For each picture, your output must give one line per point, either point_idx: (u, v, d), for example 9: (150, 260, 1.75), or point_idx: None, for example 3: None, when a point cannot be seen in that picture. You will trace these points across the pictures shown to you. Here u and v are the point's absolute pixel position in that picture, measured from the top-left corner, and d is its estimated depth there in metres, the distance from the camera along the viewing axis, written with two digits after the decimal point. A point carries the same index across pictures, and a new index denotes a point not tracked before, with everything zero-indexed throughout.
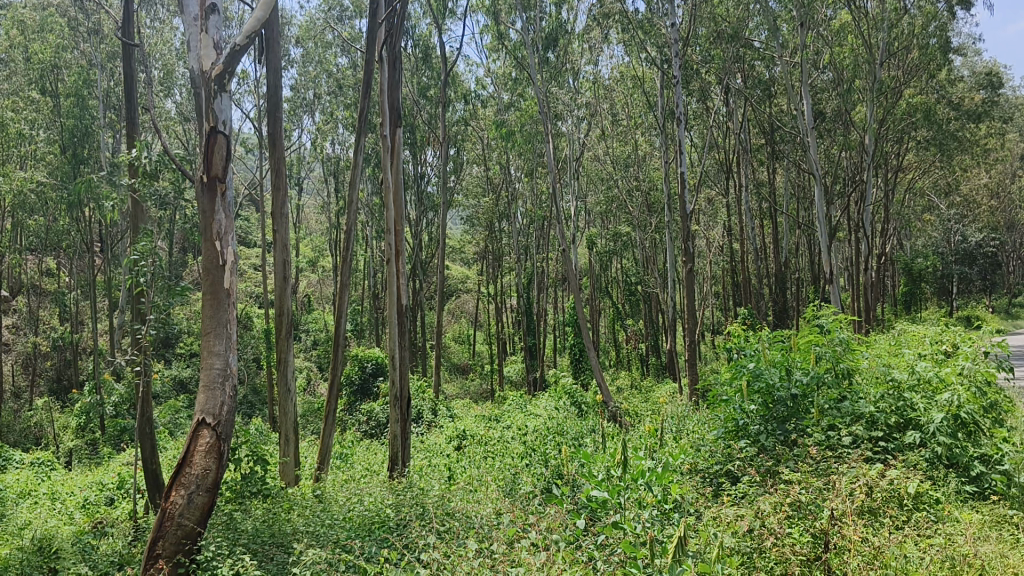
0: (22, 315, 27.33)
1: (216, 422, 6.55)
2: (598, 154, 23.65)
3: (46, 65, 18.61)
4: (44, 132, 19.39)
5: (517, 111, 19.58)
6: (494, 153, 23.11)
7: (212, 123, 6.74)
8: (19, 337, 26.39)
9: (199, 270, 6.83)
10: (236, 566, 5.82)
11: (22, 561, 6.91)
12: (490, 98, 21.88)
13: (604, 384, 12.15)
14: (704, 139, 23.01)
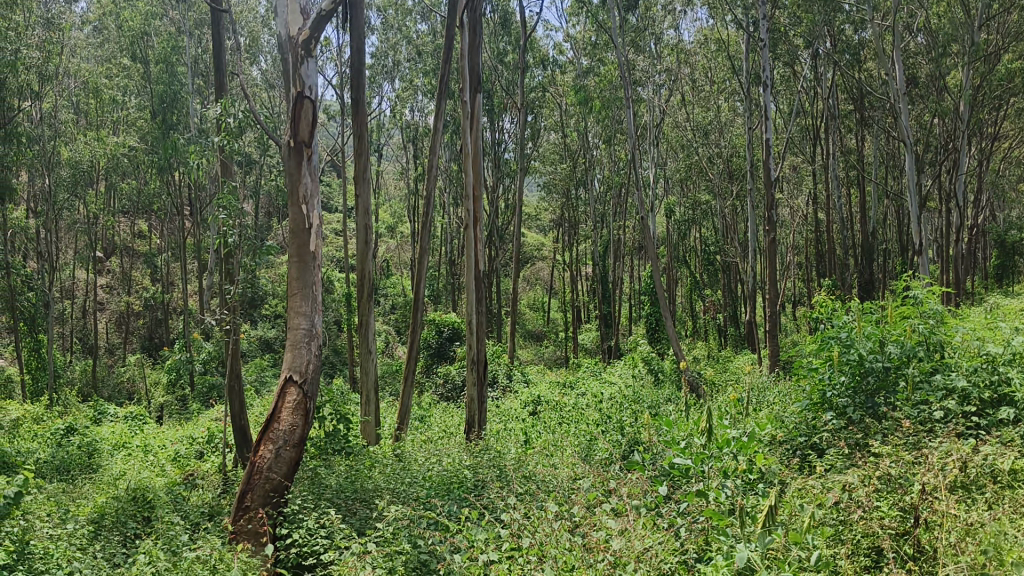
0: (116, 276, 28.54)
1: (303, 379, 6.86)
2: (678, 121, 23.29)
3: (137, 32, 19.00)
4: (137, 99, 20.13)
5: (597, 76, 19.43)
6: (573, 120, 22.97)
7: (299, 88, 6.90)
8: (112, 296, 27.59)
9: (286, 233, 7.03)
10: (321, 520, 6.05)
11: (118, 509, 7.27)
12: (567, 63, 21.76)
13: (682, 353, 12.08)
14: (789, 106, 22.43)
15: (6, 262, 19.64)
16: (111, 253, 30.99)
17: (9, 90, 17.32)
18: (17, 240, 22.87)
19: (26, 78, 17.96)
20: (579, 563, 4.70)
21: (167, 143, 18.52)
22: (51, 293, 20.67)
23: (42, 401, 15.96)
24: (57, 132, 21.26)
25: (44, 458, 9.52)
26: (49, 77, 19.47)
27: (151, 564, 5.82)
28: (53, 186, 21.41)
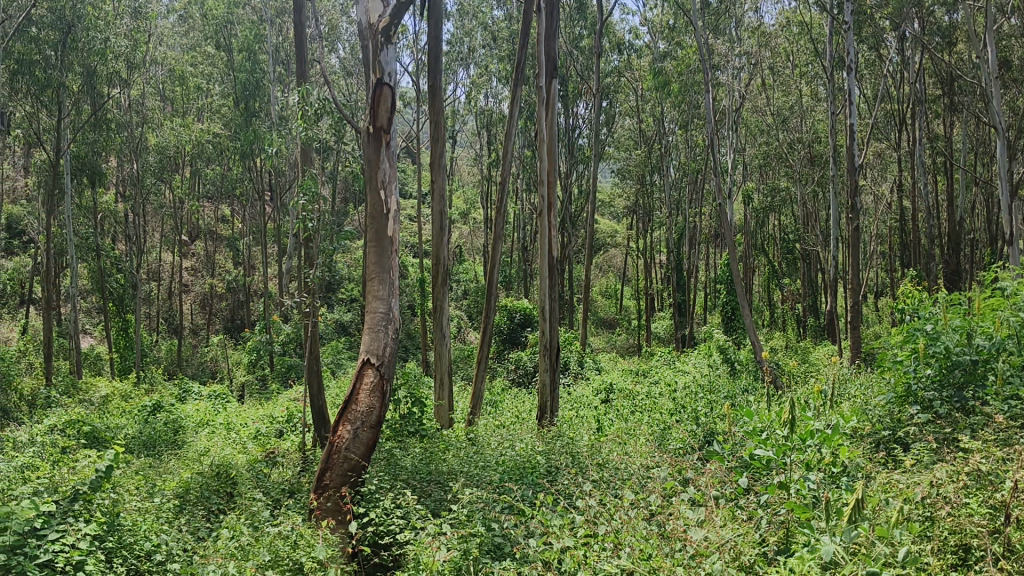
0: (200, 260, 29.52)
1: (379, 362, 6.98)
2: (758, 106, 22.77)
3: (220, 20, 19.49)
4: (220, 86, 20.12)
5: (674, 60, 19.38)
6: (649, 105, 22.70)
7: (378, 75, 6.98)
8: (196, 279, 28.56)
9: (364, 217, 7.16)
10: (398, 500, 6.17)
11: (201, 484, 7.55)
12: (644, 48, 21.53)
13: (759, 342, 11.88)
14: (872, 90, 21.74)
15: (97, 245, 20.50)
16: (195, 237, 32.07)
17: (101, 78, 18.01)
18: (108, 223, 23.85)
19: (117, 66, 18.63)
20: (656, 551, 4.70)
21: (249, 130, 19.44)
22: (140, 275, 21.50)
23: (133, 377, 16.67)
24: (145, 119, 22.02)
25: (133, 433, 9.91)
26: (138, 65, 20.16)
27: (234, 539, 6.05)
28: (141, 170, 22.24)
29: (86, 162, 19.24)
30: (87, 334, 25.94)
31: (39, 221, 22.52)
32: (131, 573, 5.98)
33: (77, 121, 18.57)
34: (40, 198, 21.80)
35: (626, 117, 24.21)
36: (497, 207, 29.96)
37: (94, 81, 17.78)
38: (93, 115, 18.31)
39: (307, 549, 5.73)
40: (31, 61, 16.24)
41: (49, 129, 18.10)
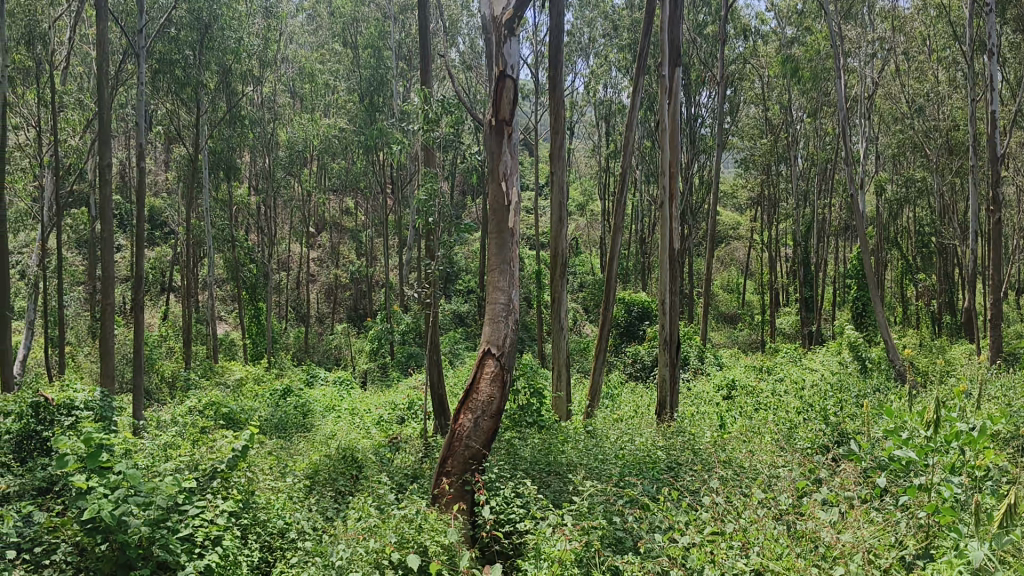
0: (327, 250, 30.62)
1: (500, 352, 7.07)
2: (892, 92, 21.70)
3: (348, 18, 20.14)
4: (346, 83, 20.72)
5: (804, 46, 18.72)
6: (775, 92, 22.03)
7: (501, 67, 7.04)
8: (324, 269, 29.69)
9: (486, 209, 7.26)
10: (519, 489, 6.27)
11: (329, 466, 7.87)
12: (771, 34, 20.83)
13: (895, 341, 11.37)
14: (1016, 75, 20.40)
15: (232, 236, 21.62)
16: (320, 229, 33.34)
17: (236, 75, 18.90)
18: (241, 215, 25.08)
19: (251, 64, 19.48)
20: (787, 551, 4.57)
21: (374, 124, 19.64)
22: (271, 265, 22.55)
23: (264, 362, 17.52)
24: (276, 115, 22.99)
25: (265, 416, 10.42)
26: (270, 63, 21.02)
27: (362, 521, 6.29)
28: (272, 165, 23.32)
29: (222, 156, 20.54)
30: (222, 320, 27.47)
31: (180, 213, 23.97)
32: (265, 549, 6.35)
33: (215, 117, 19.56)
34: (181, 191, 23.19)
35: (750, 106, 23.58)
36: (613, 199, 29.82)
37: (229, 79, 18.62)
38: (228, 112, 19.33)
39: (431, 533, 5.87)
40: (171, 60, 16.98)
41: (189, 125, 19.19)
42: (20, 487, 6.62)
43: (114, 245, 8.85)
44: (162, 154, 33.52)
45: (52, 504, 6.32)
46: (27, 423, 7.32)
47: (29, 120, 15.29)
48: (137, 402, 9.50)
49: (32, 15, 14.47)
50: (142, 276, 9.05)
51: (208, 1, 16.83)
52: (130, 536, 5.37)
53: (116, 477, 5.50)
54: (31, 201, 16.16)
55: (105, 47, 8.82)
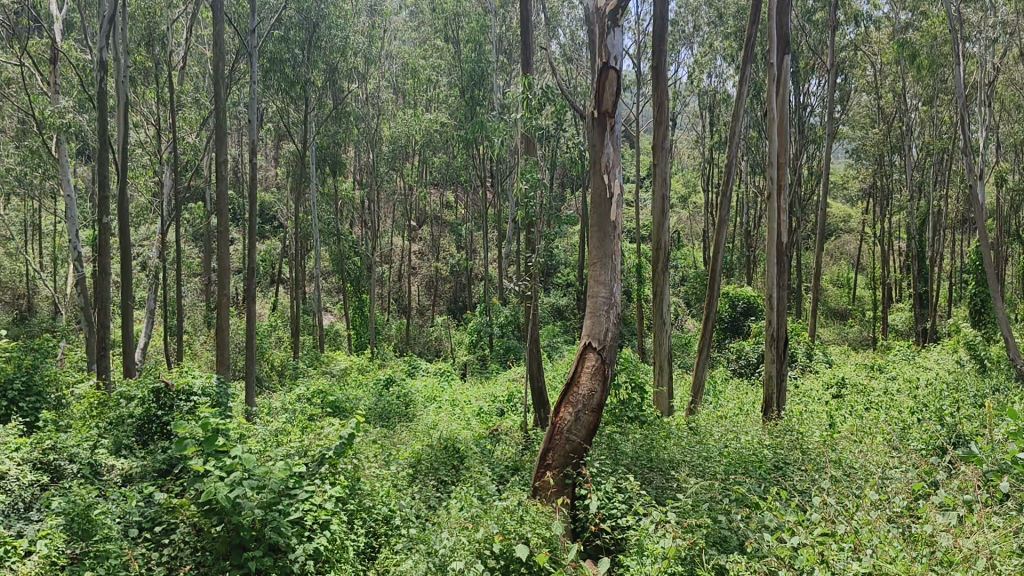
0: (429, 243, 31.20)
1: (601, 346, 7.03)
2: (1016, 77, 20.43)
3: (449, 14, 20.11)
4: (447, 77, 21.05)
5: (921, 30, 17.81)
6: (888, 80, 21.15)
7: (604, 58, 7.00)
8: (425, 262, 30.25)
9: (588, 202, 7.26)
10: (620, 484, 6.24)
11: (431, 455, 8.02)
12: (884, 19, 19.88)
13: (1019, 340, 10.76)
14: None
15: (337, 229, 22.28)
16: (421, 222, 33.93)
17: (342, 73, 19.42)
18: (347, 208, 25.92)
19: (355, 62, 19.96)
20: (902, 553, 4.31)
21: (474, 120, 19.99)
22: (374, 257, 23.12)
23: (369, 353, 18.03)
24: (380, 111, 23.46)
25: (369, 404, 10.69)
26: (374, 60, 21.46)
27: (465, 511, 6.39)
28: (377, 160, 23.94)
29: (328, 152, 21.13)
30: (328, 311, 28.41)
31: (289, 207, 24.86)
32: (370, 535, 6.56)
33: (322, 114, 20.15)
34: (290, 186, 24.05)
35: (861, 94, 22.65)
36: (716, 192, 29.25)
37: (335, 77, 19.08)
38: (334, 109, 19.86)
39: (533, 525, 5.89)
40: (281, 59, 17.63)
41: (298, 122, 19.83)
42: (143, 470, 6.96)
43: (228, 238, 9.21)
44: (272, 150, 34.82)
45: (171, 485, 6.65)
46: (149, 407, 7.70)
47: (149, 120, 16.11)
48: (248, 390, 9.87)
49: (151, 17, 15.20)
50: (253, 269, 9.37)
51: (315, 1, 17.33)
52: (243, 518, 5.62)
53: (228, 460, 5.73)
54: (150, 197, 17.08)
55: (221, 49, 9.14)
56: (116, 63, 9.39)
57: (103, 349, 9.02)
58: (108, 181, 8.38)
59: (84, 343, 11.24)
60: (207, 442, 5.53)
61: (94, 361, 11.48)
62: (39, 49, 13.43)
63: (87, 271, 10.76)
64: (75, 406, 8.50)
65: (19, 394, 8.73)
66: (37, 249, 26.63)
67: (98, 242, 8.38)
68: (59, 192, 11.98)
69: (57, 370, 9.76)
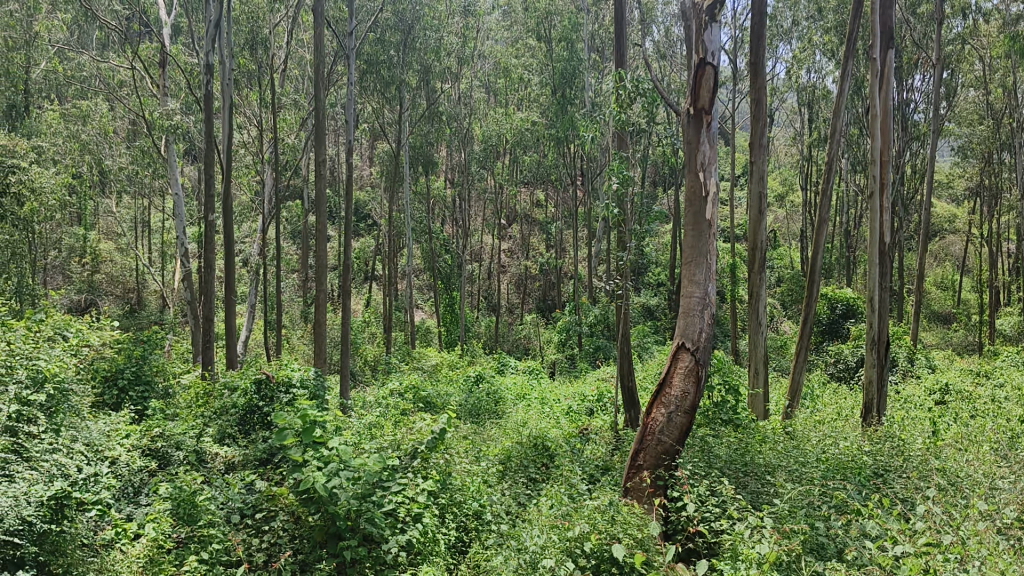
0: (518, 242, 31.42)
1: (695, 347, 6.94)
2: None
3: (542, 13, 20.05)
4: (538, 77, 21.07)
5: None
6: (998, 74, 20.21)
7: (701, 54, 6.92)
8: (515, 260, 30.50)
9: (683, 201, 7.19)
10: (711, 486, 6.15)
11: (521, 453, 8.09)
12: (994, 10, 18.97)
13: None
14: None
15: (430, 227, 22.69)
16: (510, 221, 34.14)
17: (435, 74, 19.75)
18: (438, 206, 26.34)
19: (448, 62, 20.27)
20: (1013, 567, 4.09)
21: (565, 118, 19.92)
22: (465, 256, 23.44)
23: (460, 350, 18.26)
24: (472, 111, 23.68)
25: (461, 401, 10.85)
26: (467, 61, 21.68)
27: (556, 509, 6.42)
28: (469, 157, 24.34)
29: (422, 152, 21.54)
30: (419, 308, 28.93)
31: (382, 206, 25.42)
32: (461, 529, 6.64)
33: (416, 115, 20.52)
34: (384, 184, 24.57)
35: (969, 89, 21.67)
36: (812, 191, 28.49)
37: (429, 77, 19.35)
38: (428, 109, 20.19)
39: (623, 524, 5.83)
40: (378, 62, 18.23)
41: (393, 122, 20.26)
42: (244, 458, 7.18)
43: (325, 236, 9.47)
44: (366, 150, 35.62)
45: (270, 474, 6.85)
46: (250, 398, 7.96)
47: (252, 121, 16.75)
48: (344, 384, 10.14)
49: (255, 21, 15.75)
50: (348, 266, 9.59)
51: (411, 2, 17.66)
52: (340, 508, 5.75)
53: (324, 451, 5.86)
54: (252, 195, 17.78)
55: (321, 51, 9.40)
56: (221, 66, 9.76)
57: (207, 342, 9.41)
58: (213, 181, 8.72)
59: (190, 335, 11.74)
60: (305, 433, 5.69)
61: (200, 352, 12.00)
62: (150, 53, 14.14)
63: (194, 267, 11.23)
64: (182, 395, 8.88)
65: (129, 383, 9.25)
66: (147, 245, 28.02)
67: (203, 240, 8.73)
68: (170, 191, 12.56)
69: (164, 361, 10.23)
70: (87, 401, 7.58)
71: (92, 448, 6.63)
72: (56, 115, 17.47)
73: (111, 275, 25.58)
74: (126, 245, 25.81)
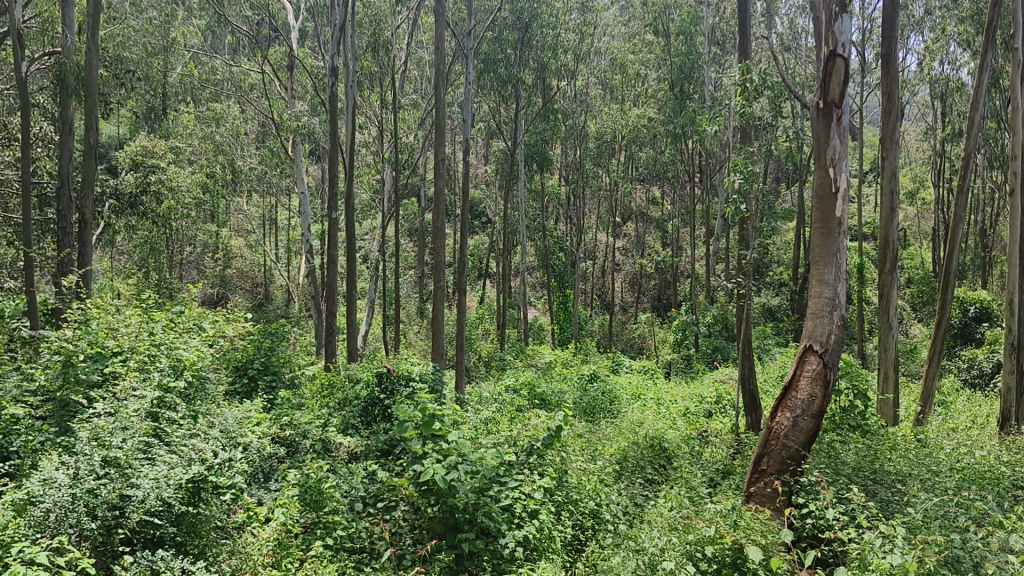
0: (633, 240, 31.22)
1: (824, 350, 6.68)
2: None
3: (659, 7, 19.84)
4: (656, 72, 20.83)
5: None
6: None
7: (832, 46, 6.68)
8: (630, 258, 30.36)
9: (812, 198, 6.97)
10: (836, 493, 5.91)
11: (638, 453, 8.02)
12: None
13: None
14: None
15: (546, 225, 22.88)
16: (626, 219, 33.83)
17: (553, 71, 19.88)
18: (553, 203, 26.50)
19: (564, 59, 20.24)
20: None
21: (684, 113, 19.73)
22: (579, 254, 23.47)
23: (574, 349, 18.24)
24: (588, 107, 23.56)
25: (575, 399, 10.84)
26: (583, 56, 21.53)
27: (676, 511, 6.31)
28: (585, 154, 24.43)
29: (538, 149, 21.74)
30: (531, 305, 29.15)
31: (497, 203, 25.71)
32: (578, 527, 6.58)
33: (532, 113, 20.65)
34: (499, 182, 24.84)
35: None
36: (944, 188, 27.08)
37: (546, 75, 19.43)
38: (544, 107, 20.28)
39: (744, 527, 5.67)
40: (496, 60, 18.56)
41: (510, 121, 20.52)
42: (366, 449, 7.37)
43: (443, 234, 9.63)
44: (482, 149, 36.06)
45: (392, 465, 7.01)
46: (372, 390, 8.13)
47: (372, 121, 17.28)
48: (459, 379, 10.29)
49: (377, 23, 16.17)
50: (463, 261, 9.71)
51: (528, 1, 17.75)
52: (458, 500, 5.90)
53: (442, 445, 5.97)
54: (371, 194, 18.33)
55: (442, 51, 9.55)
56: (344, 69, 9.97)
57: (330, 335, 9.75)
58: (337, 179, 8.95)
59: (315, 329, 12.15)
60: (421, 428, 5.79)
61: (324, 345, 12.45)
62: (279, 56, 14.86)
63: (318, 262, 11.62)
64: (307, 386, 9.23)
65: (258, 373, 9.66)
66: (273, 241, 29.36)
67: (327, 237, 9.01)
68: (298, 189, 13.05)
69: (291, 352, 10.67)
70: (221, 390, 8.01)
71: (227, 435, 6.82)
72: (191, 119, 19.19)
73: (242, 271, 27.09)
74: (254, 242, 27.19)
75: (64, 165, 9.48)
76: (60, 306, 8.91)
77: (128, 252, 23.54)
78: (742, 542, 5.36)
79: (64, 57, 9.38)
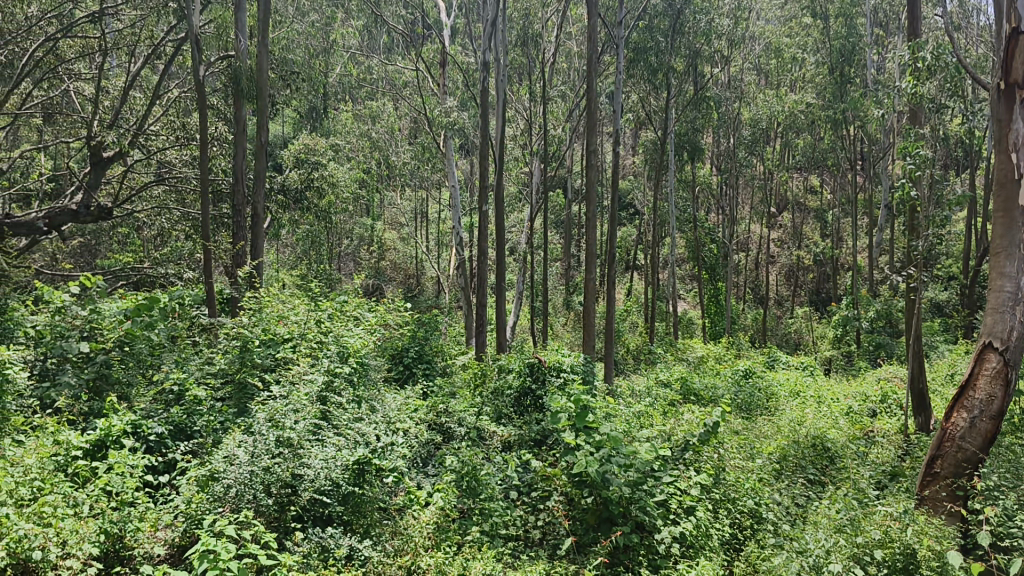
0: (789, 231, 30.20)
1: (1005, 347, 6.17)
2: None
3: None
4: (814, 55, 19.96)
5: None
6: None
7: (1014, 23, 6.18)
8: (785, 250, 29.39)
9: (991, 184, 6.47)
10: (1017, 500, 5.46)
11: (798, 452, 7.70)
12: None
13: None
14: None
15: (695, 215, 22.51)
16: (781, 209, 32.73)
17: (706, 57, 19.61)
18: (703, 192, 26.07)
19: (717, 45, 19.86)
20: None
21: (846, 96, 18.87)
22: (731, 245, 22.94)
23: (725, 343, 17.82)
24: (741, 94, 22.98)
25: (730, 394, 10.62)
26: (738, 42, 21.19)
27: (844, 512, 6.00)
28: (739, 142, 23.96)
29: (688, 138, 21.39)
30: (681, 298, 28.84)
31: (644, 194, 25.57)
32: (736, 527, 6.29)
33: (684, 101, 20.34)
34: (648, 173, 24.64)
35: None
36: None
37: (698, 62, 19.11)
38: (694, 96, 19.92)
39: (918, 530, 5.33)
40: (645, 48, 18.26)
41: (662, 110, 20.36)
42: (519, 439, 7.47)
43: (596, 224, 9.64)
44: (630, 139, 35.80)
45: (544, 455, 7.05)
46: (524, 380, 8.27)
47: (524, 113, 17.55)
48: (609, 372, 10.33)
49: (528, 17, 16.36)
50: (611, 252, 9.71)
51: None
52: (612, 493, 5.79)
53: (596, 436, 5.94)
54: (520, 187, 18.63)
55: (594, 41, 9.54)
56: (495, 63, 10.08)
57: (481, 326, 9.98)
58: (486, 174, 9.09)
59: (466, 321, 12.45)
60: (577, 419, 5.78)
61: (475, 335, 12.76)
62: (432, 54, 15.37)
63: (466, 255, 11.79)
64: (461, 375, 9.46)
65: (414, 360, 10.00)
66: (424, 234, 30.43)
67: (476, 229, 9.18)
68: (449, 183, 13.35)
69: (444, 342, 10.99)
70: (381, 378, 8.30)
71: (387, 421, 7.03)
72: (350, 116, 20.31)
73: (396, 262, 28.27)
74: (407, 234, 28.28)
75: (238, 162, 10.11)
76: (236, 295, 9.54)
77: (291, 244, 25.11)
78: (915, 545, 4.99)
79: (237, 60, 10.05)
